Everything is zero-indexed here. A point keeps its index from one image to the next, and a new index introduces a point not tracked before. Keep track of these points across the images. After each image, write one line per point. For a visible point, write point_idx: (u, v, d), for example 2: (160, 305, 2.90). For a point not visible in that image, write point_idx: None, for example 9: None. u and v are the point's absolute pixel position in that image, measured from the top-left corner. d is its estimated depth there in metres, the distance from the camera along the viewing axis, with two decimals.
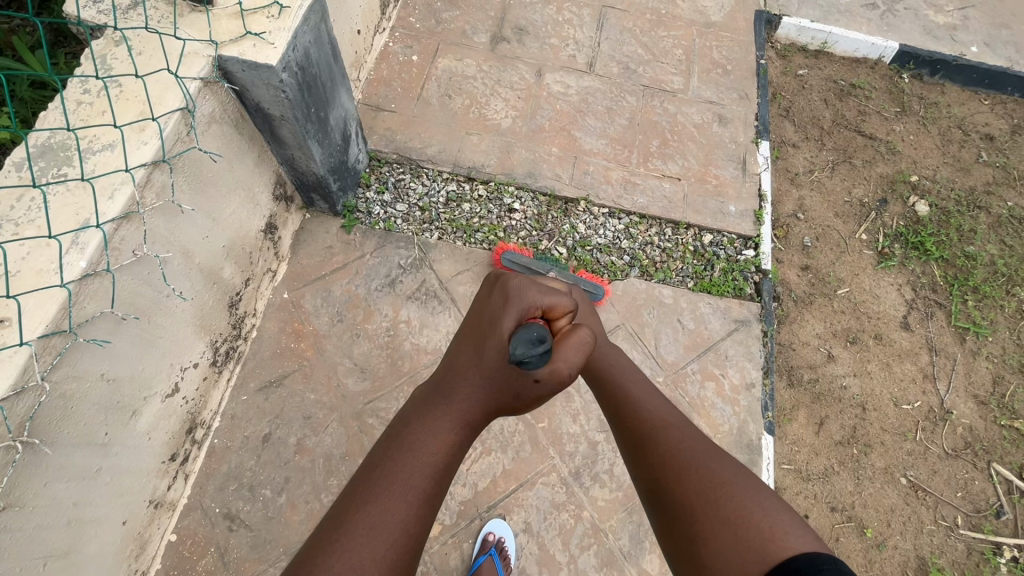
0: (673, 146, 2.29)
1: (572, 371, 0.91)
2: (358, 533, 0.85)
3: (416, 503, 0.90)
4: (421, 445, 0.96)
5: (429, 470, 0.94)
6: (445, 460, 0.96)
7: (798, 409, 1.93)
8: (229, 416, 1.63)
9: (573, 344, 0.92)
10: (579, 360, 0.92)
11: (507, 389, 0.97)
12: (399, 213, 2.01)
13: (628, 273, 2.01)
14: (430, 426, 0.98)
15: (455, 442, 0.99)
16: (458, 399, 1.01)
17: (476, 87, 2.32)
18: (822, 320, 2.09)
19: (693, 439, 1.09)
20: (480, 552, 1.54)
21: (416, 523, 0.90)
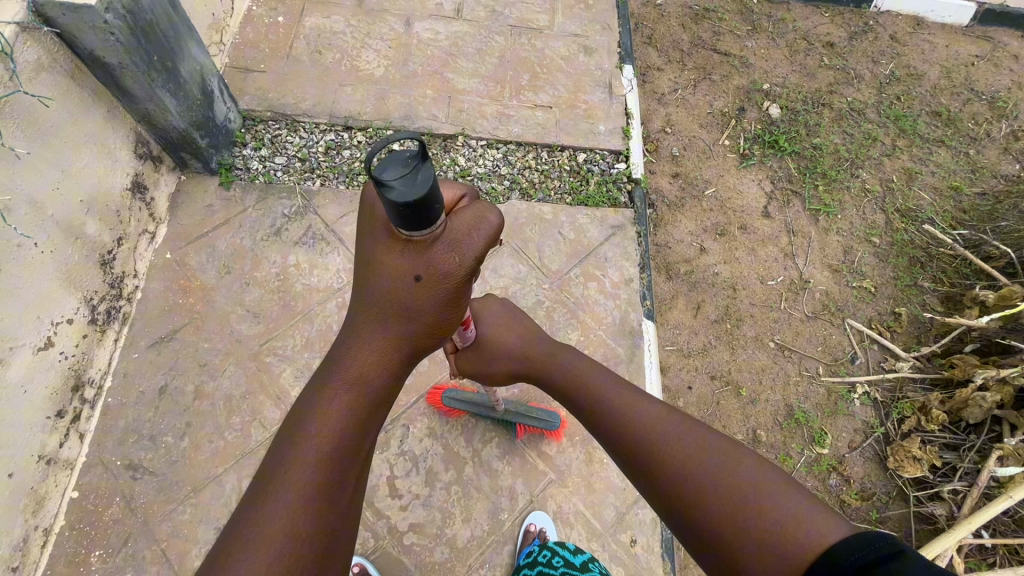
0: (543, 78, 2.42)
1: (467, 256, 0.90)
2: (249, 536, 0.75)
3: (309, 496, 0.81)
4: (313, 423, 0.87)
5: (325, 452, 0.85)
6: (342, 437, 0.87)
7: (677, 297, 2.11)
8: (121, 374, 1.64)
9: (468, 226, 0.91)
10: (476, 244, 0.90)
11: (403, 309, 0.92)
12: (278, 166, 2.05)
13: (508, 196, 2.13)
14: (321, 397, 0.91)
15: (352, 409, 0.90)
16: (353, 354, 0.94)
17: (346, 41, 2.36)
18: (693, 219, 2.29)
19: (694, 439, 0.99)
20: (523, 544, 1.59)
21: (313, 522, 0.80)
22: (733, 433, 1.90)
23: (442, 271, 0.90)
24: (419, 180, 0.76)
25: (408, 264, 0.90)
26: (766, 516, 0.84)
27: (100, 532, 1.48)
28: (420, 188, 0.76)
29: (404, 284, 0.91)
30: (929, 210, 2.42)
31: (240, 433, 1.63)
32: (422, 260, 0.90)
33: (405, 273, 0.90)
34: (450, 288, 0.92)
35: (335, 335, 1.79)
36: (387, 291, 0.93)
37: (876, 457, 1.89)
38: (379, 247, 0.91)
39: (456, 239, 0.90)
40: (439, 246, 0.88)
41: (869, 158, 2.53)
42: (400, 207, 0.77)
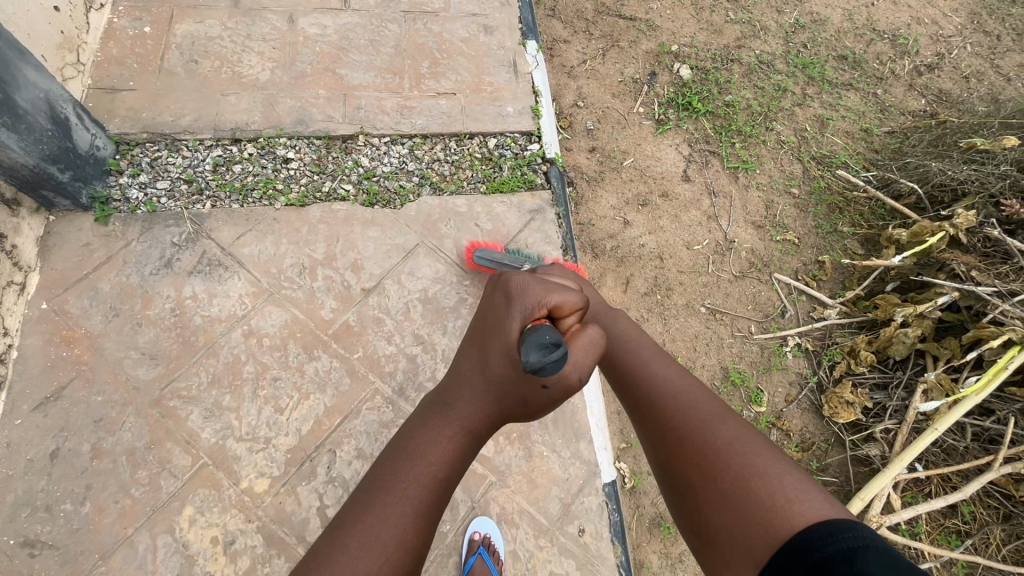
0: (443, 64, 2.30)
1: (580, 375, 0.95)
2: (357, 538, 0.86)
3: (411, 513, 0.90)
4: (421, 451, 0.97)
5: (427, 478, 0.94)
6: (445, 471, 0.97)
7: (605, 275, 2.08)
8: (4, 445, 1.49)
9: (583, 344, 0.96)
10: (589, 361, 0.96)
11: (513, 394, 1.00)
12: (161, 191, 1.88)
13: (419, 193, 2.03)
14: (429, 433, 1.00)
15: (453, 448, 0.99)
16: (458, 403, 1.03)
17: (224, 46, 2.18)
18: (614, 192, 2.25)
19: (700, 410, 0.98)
20: (469, 553, 1.53)
21: (411, 536, 0.89)
22: None
23: (558, 379, 0.94)
24: (561, 363, 0.83)
25: (528, 369, 0.95)
26: (751, 488, 0.82)
27: None
28: (548, 371, 0.82)
29: (521, 383, 0.96)
30: (842, 154, 2.44)
31: (149, 487, 1.50)
32: (545, 366, 0.94)
33: (520, 367, 0.97)
34: (563, 395, 0.97)
35: (245, 366, 1.67)
36: (499, 374, 1.00)
37: (812, 407, 1.91)
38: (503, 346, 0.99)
39: (572, 350, 0.95)
40: (567, 368, 0.93)
41: (781, 109, 2.53)
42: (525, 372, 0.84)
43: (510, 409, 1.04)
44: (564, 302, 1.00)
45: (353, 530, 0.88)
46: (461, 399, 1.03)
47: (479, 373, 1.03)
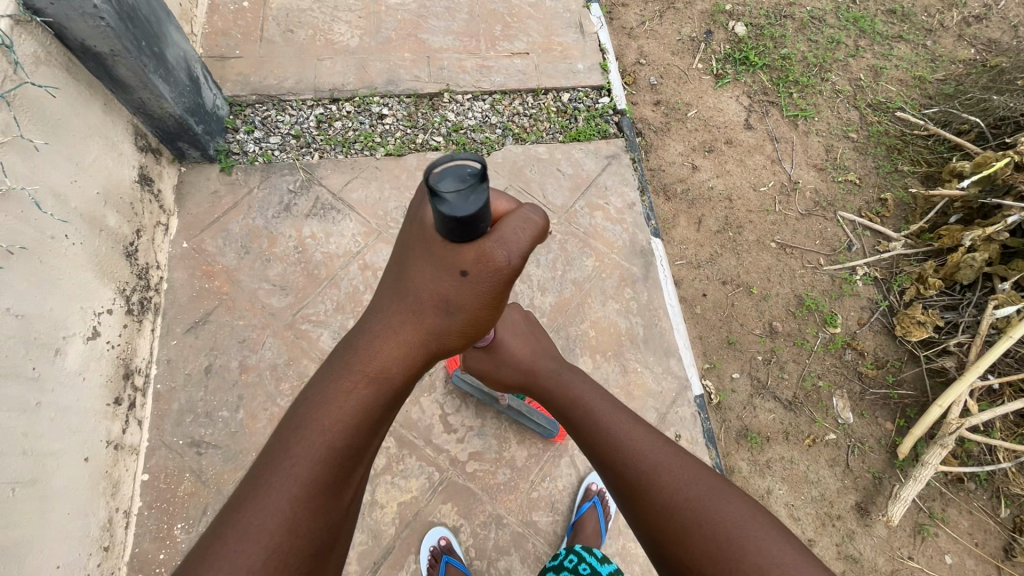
0: (515, 26, 2.45)
1: (510, 257, 0.75)
2: (238, 536, 0.69)
3: (301, 496, 0.72)
4: (319, 414, 0.77)
5: (330, 444, 0.75)
6: (350, 437, 0.77)
7: (678, 216, 2.20)
8: (165, 362, 1.68)
9: (516, 222, 0.76)
10: (524, 242, 0.76)
11: (433, 317, 0.80)
12: (274, 145, 2.07)
13: (503, 143, 2.18)
14: (331, 390, 0.79)
15: (362, 410, 0.78)
16: (366, 348, 0.82)
17: (315, 17, 2.36)
18: (681, 140, 2.38)
19: (695, 479, 0.90)
20: (583, 501, 1.63)
21: (308, 518, 0.73)
22: (751, 329, 2.02)
23: (488, 267, 0.75)
24: (472, 201, 0.66)
25: (451, 256, 0.76)
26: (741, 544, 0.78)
27: (179, 506, 1.54)
28: (473, 206, 0.67)
29: (443, 278, 0.76)
30: (897, 100, 2.54)
31: (292, 397, 1.69)
32: (475, 253, 0.74)
33: (447, 266, 0.76)
34: (497, 287, 0.77)
35: (364, 295, 1.85)
36: (423, 290, 0.80)
37: (884, 329, 2.03)
38: (424, 248, 0.77)
39: (506, 237, 0.75)
40: (493, 244, 0.74)
41: (835, 61, 2.64)
42: (454, 224, 0.68)
43: (423, 338, 0.82)
44: (491, 200, 0.80)
45: (233, 525, 0.70)
46: (376, 336, 0.82)
47: (394, 295, 0.83)
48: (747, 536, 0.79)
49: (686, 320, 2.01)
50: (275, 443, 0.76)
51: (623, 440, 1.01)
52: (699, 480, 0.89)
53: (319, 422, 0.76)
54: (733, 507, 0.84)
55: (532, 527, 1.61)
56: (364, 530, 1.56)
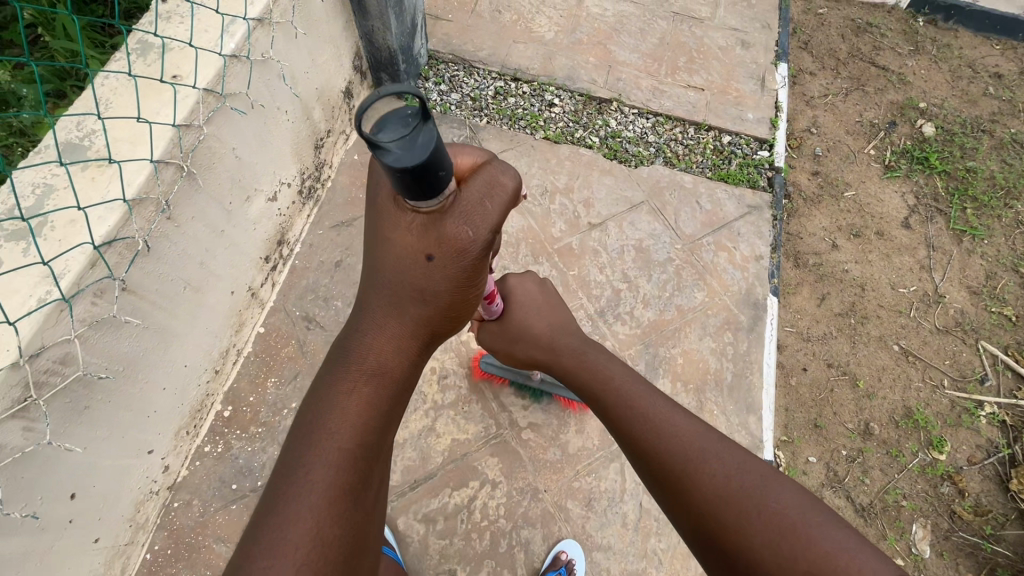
0: (699, 62, 2.53)
1: (479, 229, 0.84)
2: (268, 541, 0.81)
3: (329, 497, 0.85)
4: (324, 426, 0.89)
5: (339, 454, 0.87)
6: (357, 435, 0.90)
7: (802, 285, 2.14)
8: (308, 244, 1.92)
9: (479, 186, 0.83)
10: (492, 211, 0.85)
11: (414, 292, 0.90)
12: (453, 101, 2.29)
13: (653, 161, 2.26)
14: (339, 396, 0.92)
15: (366, 404, 0.92)
16: (362, 343, 0.94)
17: (523, 5, 2.58)
18: (829, 216, 2.31)
19: (694, 434, 1.03)
20: (550, 569, 1.52)
21: (330, 523, 0.83)
22: (844, 421, 1.91)
23: (454, 248, 0.85)
24: (417, 145, 0.68)
25: (421, 236, 0.84)
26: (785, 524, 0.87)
27: (276, 364, 1.73)
28: (422, 147, 0.69)
29: (415, 262, 0.87)
30: None
31: None
32: (435, 238, 0.84)
33: (415, 253, 0.86)
34: (460, 262, 0.86)
35: None
36: (398, 271, 0.89)
37: (996, 477, 1.84)
38: (387, 214, 0.86)
39: (468, 212, 0.83)
40: (453, 216, 0.82)
41: None
42: (401, 172, 0.70)
43: (417, 318, 0.94)
44: (460, 157, 0.88)
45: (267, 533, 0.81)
46: (370, 341, 0.94)
47: (375, 279, 0.92)
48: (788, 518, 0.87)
49: (777, 386, 1.94)
50: (292, 454, 0.88)
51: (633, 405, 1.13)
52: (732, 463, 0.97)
53: (330, 427, 0.89)
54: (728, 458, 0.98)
55: (564, 513, 1.62)
56: (415, 447, 1.67)
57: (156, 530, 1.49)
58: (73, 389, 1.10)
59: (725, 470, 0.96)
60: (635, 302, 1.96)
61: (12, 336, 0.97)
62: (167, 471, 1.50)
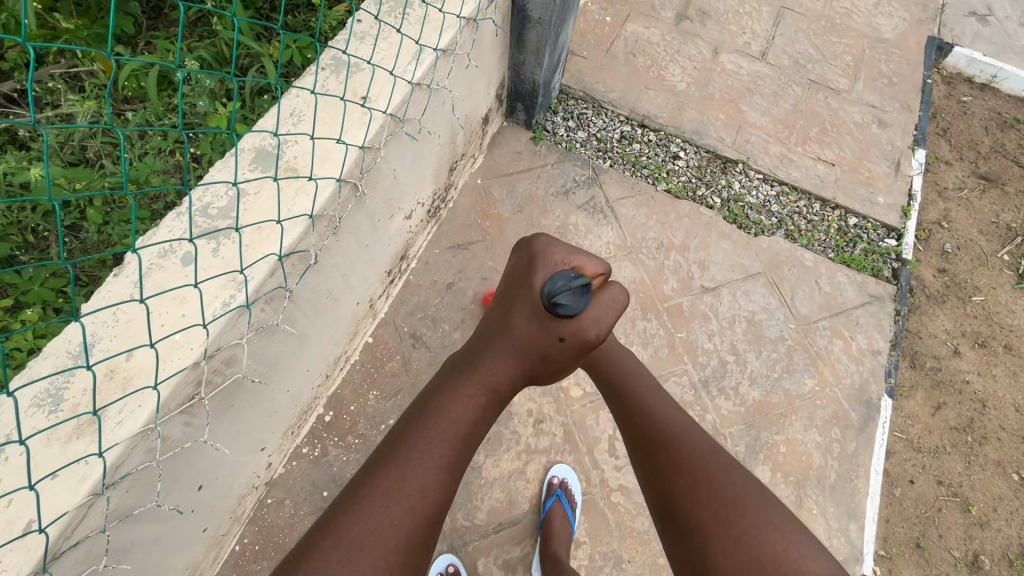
0: (832, 135, 2.44)
1: (600, 333, 0.91)
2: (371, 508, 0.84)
3: (410, 525, 0.84)
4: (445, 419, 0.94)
5: (437, 481, 0.88)
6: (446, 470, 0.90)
7: (919, 389, 2.01)
8: (424, 261, 1.94)
9: (606, 301, 0.92)
10: (608, 319, 0.92)
11: (531, 355, 0.96)
12: (579, 139, 2.29)
13: (774, 232, 2.18)
14: (452, 416, 0.95)
15: (481, 412, 0.97)
16: (484, 372, 0.98)
17: (658, 52, 2.56)
18: (953, 319, 2.17)
19: (765, 523, 0.95)
20: None
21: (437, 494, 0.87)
22: (949, 547, 1.78)
23: (578, 328, 0.92)
24: (583, 299, 0.89)
25: (554, 326, 0.92)
26: None
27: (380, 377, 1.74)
28: (580, 305, 0.90)
29: (544, 339, 0.93)
30: None
31: None
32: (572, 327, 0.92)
33: (550, 334, 0.92)
34: (581, 353, 0.94)
35: None
36: (519, 336, 0.96)
37: None
38: (528, 304, 0.94)
39: (607, 310, 0.92)
40: (589, 326, 0.91)
41: None
42: (560, 317, 0.91)
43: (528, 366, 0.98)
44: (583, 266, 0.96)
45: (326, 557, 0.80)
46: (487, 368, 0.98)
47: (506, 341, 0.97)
48: None
49: (881, 495, 1.82)
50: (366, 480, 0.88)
51: (668, 426, 1.09)
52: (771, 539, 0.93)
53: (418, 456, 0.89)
54: (770, 512, 0.97)
55: None
56: (503, 489, 1.64)
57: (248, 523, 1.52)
58: (228, 389, 1.13)
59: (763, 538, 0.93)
60: (741, 377, 1.89)
61: (198, 336, 1.00)
62: (268, 467, 1.53)
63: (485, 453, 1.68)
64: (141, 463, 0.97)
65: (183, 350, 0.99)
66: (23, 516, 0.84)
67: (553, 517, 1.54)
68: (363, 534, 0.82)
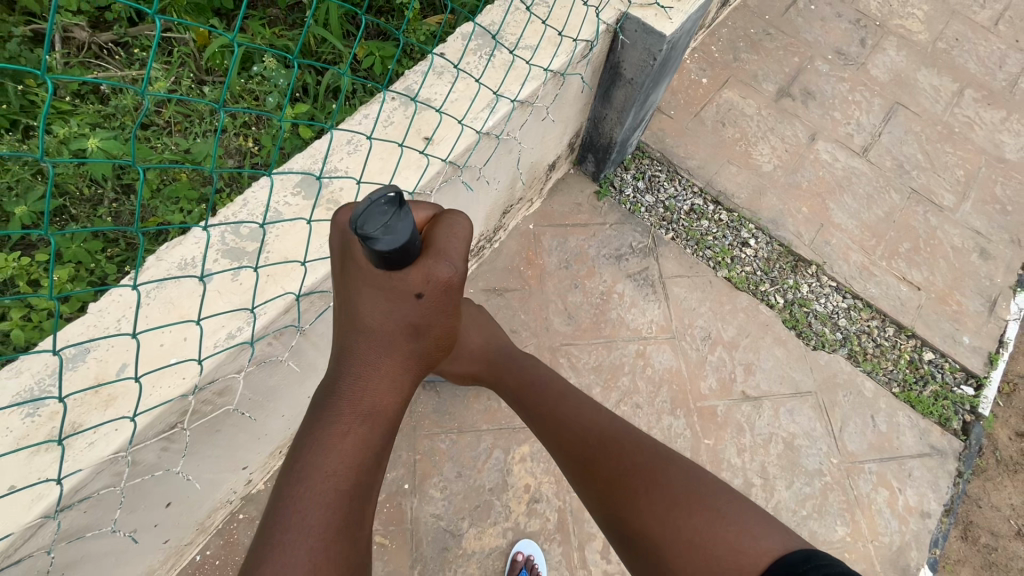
0: (924, 255, 2.21)
1: (456, 267, 0.85)
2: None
3: (331, 518, 0.81)
4: (318, 470, 0.84)
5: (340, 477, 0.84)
6: (357, 463, 0.87)
7: (964, 566, 1.76)
8: None
9: (459, 231, 0.86)
10: (462, 246, 0.86)
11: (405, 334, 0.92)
12: (645, 202, 2.15)
13: (836, 349, 1.97)
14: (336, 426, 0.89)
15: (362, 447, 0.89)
16: (356, 390, 0.91)
17: (750, 126, 2.40)
18: (1023, 494, 1.90)
19: (640, 452, 1.11)
20: None
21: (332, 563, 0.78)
22: None
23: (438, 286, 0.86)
24: (402, 219, 0.71)
25: (403, 287, 0.85)
26: (692, 503, 0.98)
27: None
28: (403, 230, 0.72)
29: (406, 306, 0.88)
30: None
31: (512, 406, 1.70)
32: (421, 278, 0.85)
33: (403, 294, 0.87)
34: (446, 302, 0.89)
35: (623, 375, 1.83)
36: (383, 318, 0.90)
37: None
38: (369, 284, 0.86)
39: (445, 252, 0.84)
40: (437, 263, 0.84)
41: None
42: (387, 254, 0.73)
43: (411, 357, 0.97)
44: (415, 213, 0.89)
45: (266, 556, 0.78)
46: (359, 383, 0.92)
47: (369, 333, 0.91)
48: (693, 494, 1.00)
49: None
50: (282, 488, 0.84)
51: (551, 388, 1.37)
52: (642, 454, 1.10)
53: (324, 457, 0.85)
54: (659, 463, 1.08)
55: None
56: (480, 565, 1.53)
57: (214, 535, 1.46)
58: (216, 418, 1.07)
59: (637, 461, 1.09)
60: (765, 505, 1.71)
61: (192, 366, 0.95)
62: (248, 483, 1.47)
63: (469, 521, 1.57)
64: (104, 486, 0.91)
65: (174, 379, 0.93)
66: None
67: None
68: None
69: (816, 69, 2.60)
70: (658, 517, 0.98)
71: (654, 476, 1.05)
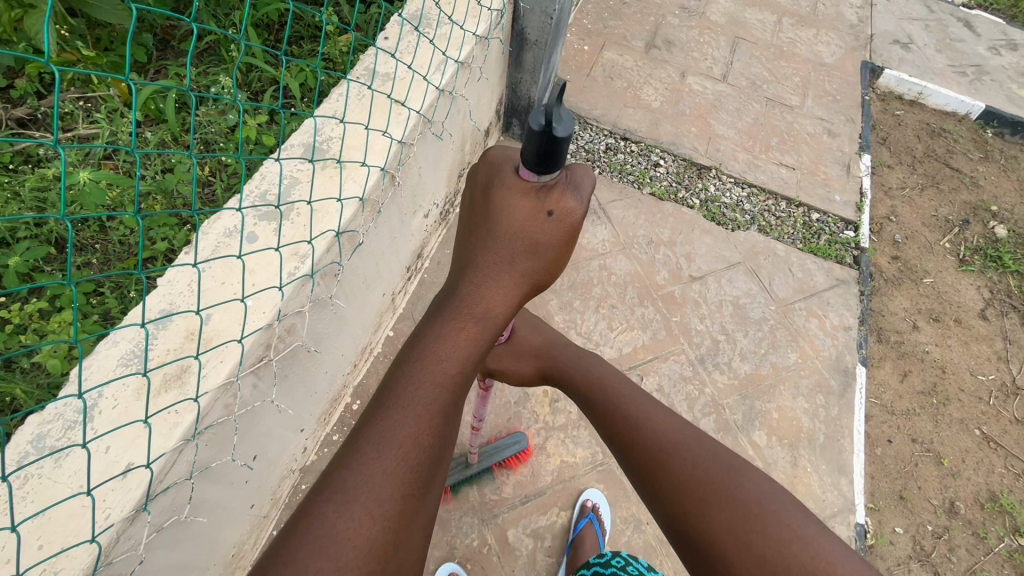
0: (790, 144, 2.75)
1: (580, 204, 0.99)
2: (369, 447, 0.82)
3: (420, 429, 0.85)
4: (427, 361, 0.90)
5: (443, 381, 0.89)
6: (457, 372, 0.91)
7: (886, 360, 2.22)
8: (437, 261, 2.06)
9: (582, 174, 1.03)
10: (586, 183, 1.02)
11: (526, 243, 0.99)
12: (569, 150, 2.51)
13: (749, 227, 2.42)
14: (447, 329, 0.94)
15: (472, 343, 0.95)
16: (471, 294, 0.98)
17: (633, 76, 2.85)
18: (909, 298, 2.42)
19: (712, 455, 1.08)
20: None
21: (430, 435, 0.85)
22: (930, 497, 1.98)
23: (568, 211, 0.99)
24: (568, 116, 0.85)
25: (542, 201, 0.99)
26: (768, 521, 0.96)
27: None
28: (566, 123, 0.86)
29: (532, 215, 0.99)
30: None
31: None
32: (555, 198, 0.99)
33: (537, 209, 0.99)
34: (568, 230, 1.00)
35: (594, 287, 2.14)
36: (513, 224, 0.99)
37: None
38: (509, 188, 0.99)
39: (577, 183, 1.01)
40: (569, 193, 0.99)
41: None
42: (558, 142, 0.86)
43: (527, 274, 1.01)
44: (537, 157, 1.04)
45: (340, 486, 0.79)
46: (476, 289, 0.98)
47: (497, 240, 1.00)
48: (768, 513, 0.98)
49: (864, 454, 2.00)
50: (382, 397, 0.88)
51: (620, 386, 1.26)
52: (720, 455, 1.08)
53: (430, 361, 0.91)
54: (742, 480, 1.03)
55: (665, 547, 1.68)
56: (526, 463, 1.75)
57: (284, 508, 1.57)
58: (286, 357, 1.22)
59: (712, 464, 1.06)
60: (732, 354, 2.08)
61: (267, 301, 1.11)
62: (303, 453, 1.60)
63: (506, 432, 1.78)
64: (220, 417, 1.06)
65: (257, 313, 1.09)
66: (123, 458, 0.92)
67: (585, 537, 1.57)
68: (356, 494, 0.78)
69: (669, 23, 3.13)
70: (731, 534, 0.96)
71: (729, 479, 1.03)
